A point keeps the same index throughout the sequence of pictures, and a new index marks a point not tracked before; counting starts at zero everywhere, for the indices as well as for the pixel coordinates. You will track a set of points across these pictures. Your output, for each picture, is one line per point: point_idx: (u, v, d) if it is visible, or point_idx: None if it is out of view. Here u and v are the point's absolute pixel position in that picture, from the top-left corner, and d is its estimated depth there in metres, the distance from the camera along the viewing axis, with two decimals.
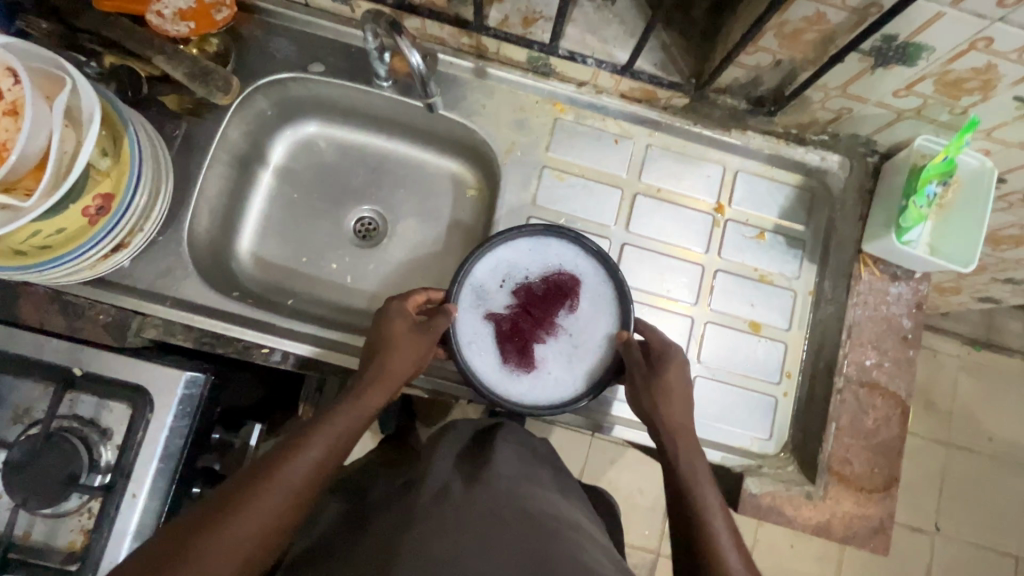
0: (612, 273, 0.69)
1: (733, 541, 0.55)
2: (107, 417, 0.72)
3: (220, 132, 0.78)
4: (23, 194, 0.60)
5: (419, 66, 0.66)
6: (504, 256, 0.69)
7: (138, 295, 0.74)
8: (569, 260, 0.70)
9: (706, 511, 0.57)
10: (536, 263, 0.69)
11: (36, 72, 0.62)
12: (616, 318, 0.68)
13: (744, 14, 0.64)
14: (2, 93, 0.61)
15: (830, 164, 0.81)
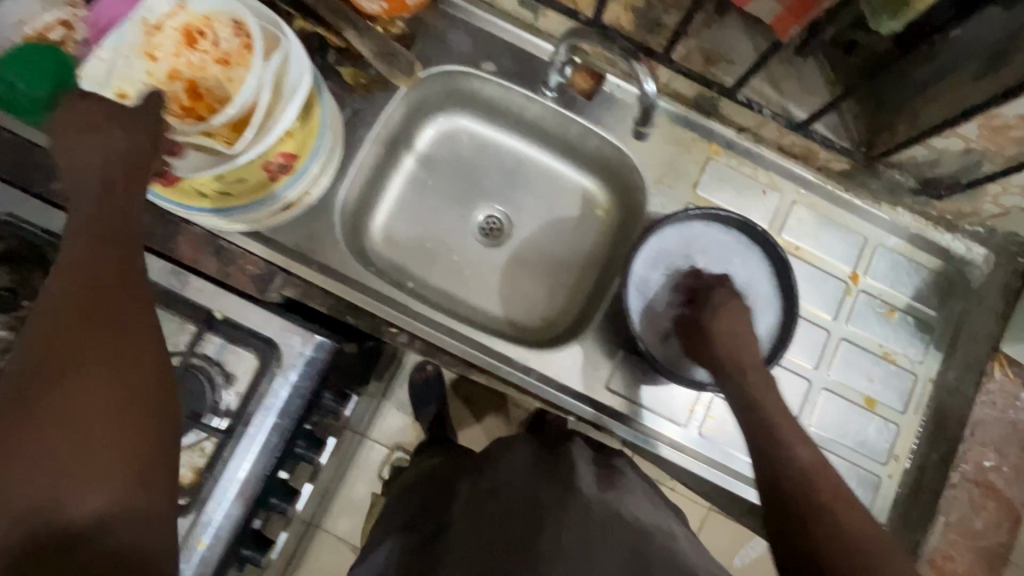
0: (758, 237, 0.75)
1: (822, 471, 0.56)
2: (232, 362, 0.73)
3: (387, 112, 0.80)
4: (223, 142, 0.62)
5: (649, 92, 0.70)
6: (654, 247, 0.76)
7: (284, 251, 0.76)
8: (712, 236, 0.77)
9: (791, 450, 0.57)
10: (683, 244, 0.77)
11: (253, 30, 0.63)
12: (766, 257, 0.76)
13: (948, 97, 0.63)
14: (218, 41, 0.63)
15: (974, 256, 0.80)
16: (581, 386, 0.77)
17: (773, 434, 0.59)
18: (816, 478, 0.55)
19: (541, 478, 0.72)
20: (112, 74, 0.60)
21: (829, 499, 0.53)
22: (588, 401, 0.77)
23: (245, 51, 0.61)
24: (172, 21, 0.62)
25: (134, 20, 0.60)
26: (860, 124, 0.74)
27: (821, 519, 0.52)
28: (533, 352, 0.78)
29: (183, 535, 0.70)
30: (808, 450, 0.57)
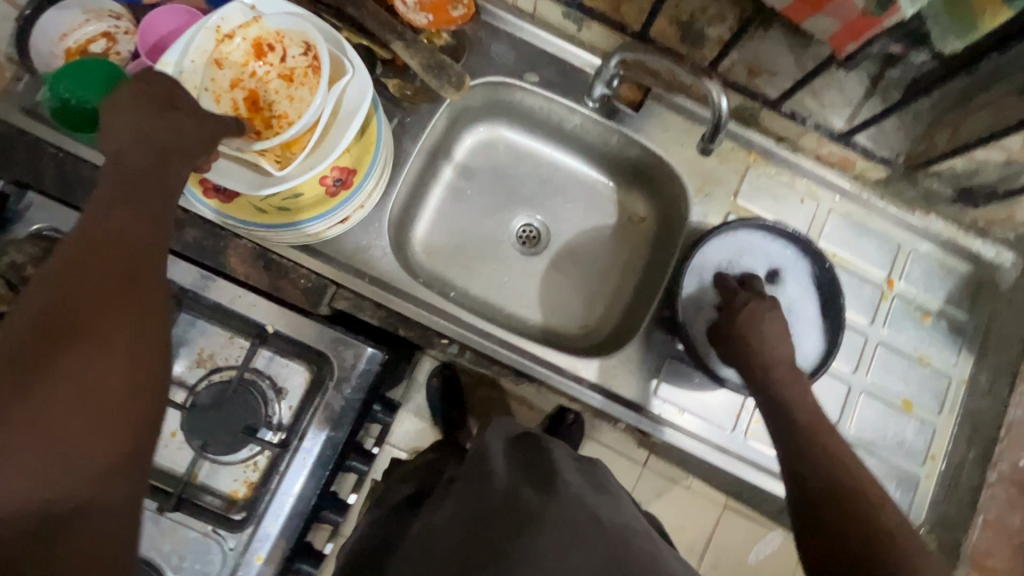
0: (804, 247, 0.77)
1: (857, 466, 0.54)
2: (284, 376, 0.74)
3: (432, 123, 0.81)
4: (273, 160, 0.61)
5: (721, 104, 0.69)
6: (701, 260, 0.78)
7: (333, 264, 0.76)
8: (759, 245, 0.78)
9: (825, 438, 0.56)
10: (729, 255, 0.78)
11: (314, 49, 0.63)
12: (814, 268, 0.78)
13: (991, 110, 0.66)
14: (286, 57, 0.64)
15: (1003, 261, 0.83)
16: (629, 394, 0.78)
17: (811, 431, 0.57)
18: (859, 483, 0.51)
19: (526, 480, 0.63)
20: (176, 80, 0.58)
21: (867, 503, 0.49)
22: (636, 408, 0.78)
23: (313, 75, 0.63)
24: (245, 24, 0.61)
25: (207, 26, 0.59)
26: (899, 134, 0.77)
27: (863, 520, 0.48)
28: (582, 361, 0.78)
29: (240, 550, 0.70)
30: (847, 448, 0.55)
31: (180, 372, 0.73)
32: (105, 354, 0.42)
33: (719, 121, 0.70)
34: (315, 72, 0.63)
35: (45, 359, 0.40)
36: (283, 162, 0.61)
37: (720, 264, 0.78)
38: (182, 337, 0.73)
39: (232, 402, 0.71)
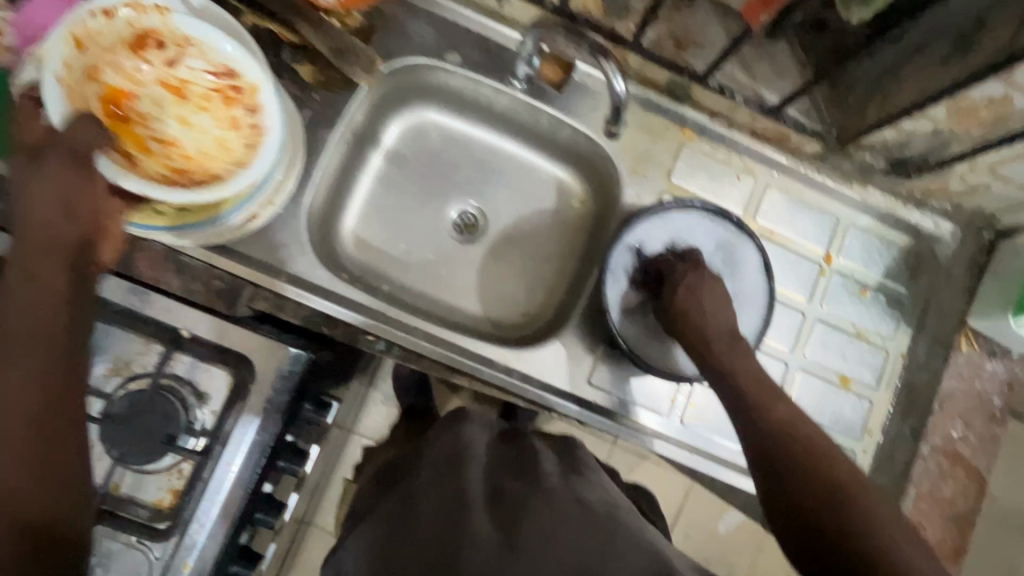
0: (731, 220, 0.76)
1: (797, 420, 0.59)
2: (205, 381, 0.72)
3: (350, 110, 0.77)
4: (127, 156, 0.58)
5: (621, 93, 0.64)
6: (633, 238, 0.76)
7: (248, 263, 0.72)
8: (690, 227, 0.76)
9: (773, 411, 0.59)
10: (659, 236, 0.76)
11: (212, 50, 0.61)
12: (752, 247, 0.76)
13: (916, 79, 0.63)
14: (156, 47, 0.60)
15: (942, 232, 0.82)
16: (564, 384, 0.77)
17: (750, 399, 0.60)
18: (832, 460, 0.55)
19: (506, 471, 0.66)
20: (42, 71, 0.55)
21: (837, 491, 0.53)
22: (570, 398, 0.77)
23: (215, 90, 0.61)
24: (135, 21, 0.59)
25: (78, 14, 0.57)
26: (832, 105, 0.74)
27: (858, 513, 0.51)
28: (514, 353, 0.77)
29: (167, 558, 0.68)
30: (790, 410, 0.60)
31: (96, 381, 0.70)
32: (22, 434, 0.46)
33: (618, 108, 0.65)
34: (223, 101, 0.61)
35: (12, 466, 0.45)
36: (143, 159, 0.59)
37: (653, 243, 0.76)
38: (94, 345, 0.70)
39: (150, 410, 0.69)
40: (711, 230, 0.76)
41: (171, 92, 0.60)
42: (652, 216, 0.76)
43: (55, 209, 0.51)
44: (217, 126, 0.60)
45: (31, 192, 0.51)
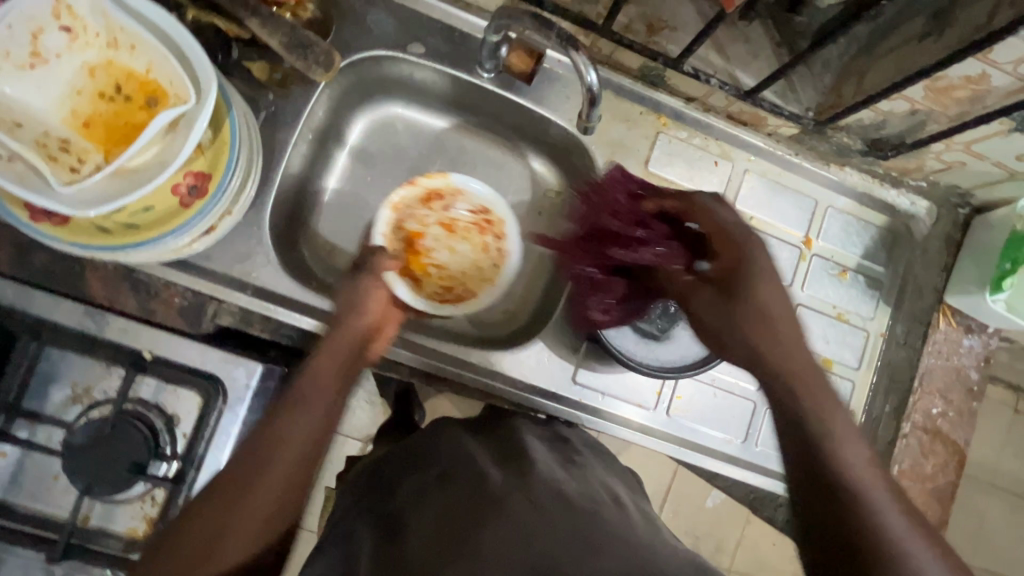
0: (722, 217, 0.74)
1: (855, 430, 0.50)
2: (174, 403, 0.68)
3: (308, 108, 0.73)
4: (69, 171, 0.54)
5: (592, 85, 0.62)
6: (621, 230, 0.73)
7: (212, 277, 0.69)
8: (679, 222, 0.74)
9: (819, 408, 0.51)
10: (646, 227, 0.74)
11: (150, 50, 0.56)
12: None
13: (892, 58, 0.62)
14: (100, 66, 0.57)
15: (918, 210, 0.82)
16: (547, 383, 0.76)
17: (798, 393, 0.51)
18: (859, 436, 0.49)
19: (493, 460, 0.59)
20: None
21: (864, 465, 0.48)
22: (554, 396, 0.76)
23: (478, 229, 0.82)
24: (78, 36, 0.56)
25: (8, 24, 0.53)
26: (808, 86, 0.73)
27: (874, 504, 0.45)
28: (495, 355, 0.76)
29: None
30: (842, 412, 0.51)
31: (54, 411, 0.66)
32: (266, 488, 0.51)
33: (591, 95, 0.63)
34: (479, 230, 0.82)
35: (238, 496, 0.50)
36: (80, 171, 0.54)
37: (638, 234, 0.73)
38: (50, 373, 0.66)
39: (115, 439, 0.65)
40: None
41: (446, 231, 0.82)
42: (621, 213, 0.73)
43: (352, 340, 0.59)
44: (473, 251, 0.82)
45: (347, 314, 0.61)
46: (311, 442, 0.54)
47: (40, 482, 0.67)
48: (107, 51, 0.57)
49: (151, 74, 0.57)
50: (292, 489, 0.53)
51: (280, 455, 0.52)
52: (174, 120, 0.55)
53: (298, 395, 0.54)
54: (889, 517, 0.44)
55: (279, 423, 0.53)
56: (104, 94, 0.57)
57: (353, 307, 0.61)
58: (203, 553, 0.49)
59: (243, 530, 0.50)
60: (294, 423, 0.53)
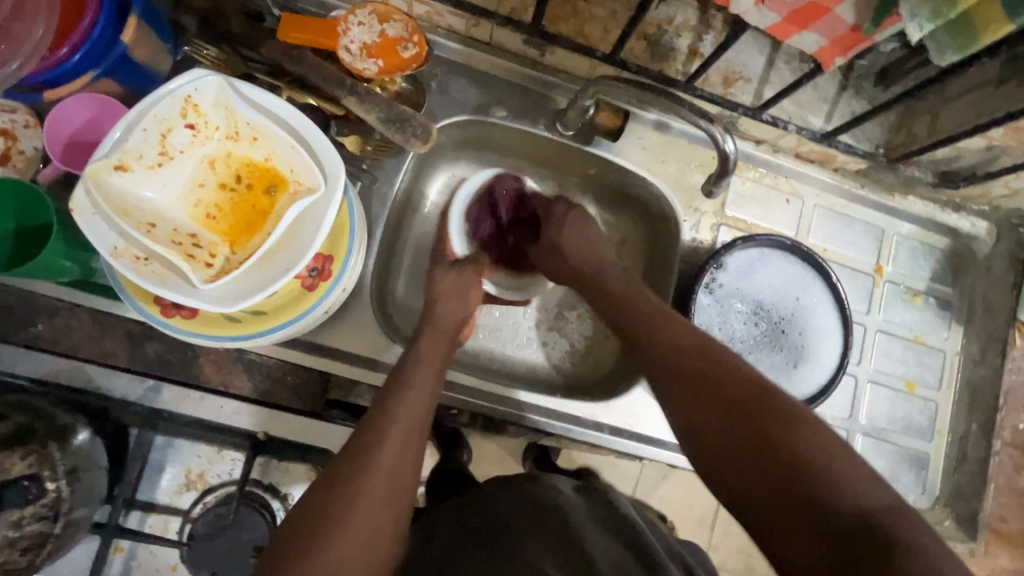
0: (796, 252, 0.77)
1: (724, 416, 0.53)
2: (285, 482, 0.71)
3: (399, 176, 0.74)
4: (205, 265, 0.55)
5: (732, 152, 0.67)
6: (728, 265, 0.76)
7: (319, 351, 0.67)
8: (758, 257, 0.77)
9: (678, 406, 0.57)
10: (736, 271, 0.76)
11: (274, 140, 0.57)
12: (798, 267, 0.78)
13: (970, 100, 0.65)
14: (227, 161, 0.58)
15: (978, 231, 0.85)
16: (647, 429, 0.78)
17: (673, 391, 0.58)
18: (725, 387, 0.55)
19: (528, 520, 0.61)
20: (111, 189, 0.52)
21: (710, 414, 0.54)
22: (655, 442, 0.78)
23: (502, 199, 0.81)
24: (187, 124, 0.55)
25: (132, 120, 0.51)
26: (878, 125, 0.76)
27: (773, 425, 0.50)
28: (600, 406, 0.77)
29: None
30: (718, 393, 0.54)
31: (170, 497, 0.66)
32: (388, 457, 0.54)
33: (727, 163, 0.68)
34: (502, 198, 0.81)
35: (359, 458, 0.53)
36: (215, 264, 0.55)
37: (727, 271, 0.76)
38: (161, 461, 0.68)
39: (237, 522, 0.65)
40: (783, 266, 0.78)
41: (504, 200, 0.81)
42: (712, 262, 0.76)
43: (445, 337, 0.67)
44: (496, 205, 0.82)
45: (443, 313, 0.70)
46: (419, 414, 0.58)
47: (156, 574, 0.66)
48: (227, 142, 0.58)
49: (272, 163, 0.58)
50: (409, 457, 0.55)
51: (398, 407, 0.57)
52: (303, 209, 0.56)
53: (409, 375, 0.61)
54: (785, 426, 0.50)
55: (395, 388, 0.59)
56: (227, 184, 0.58)
57: (441, 311, 0.69)
58: (338, 512, 0.50)
59: (371, 486, 0.52)
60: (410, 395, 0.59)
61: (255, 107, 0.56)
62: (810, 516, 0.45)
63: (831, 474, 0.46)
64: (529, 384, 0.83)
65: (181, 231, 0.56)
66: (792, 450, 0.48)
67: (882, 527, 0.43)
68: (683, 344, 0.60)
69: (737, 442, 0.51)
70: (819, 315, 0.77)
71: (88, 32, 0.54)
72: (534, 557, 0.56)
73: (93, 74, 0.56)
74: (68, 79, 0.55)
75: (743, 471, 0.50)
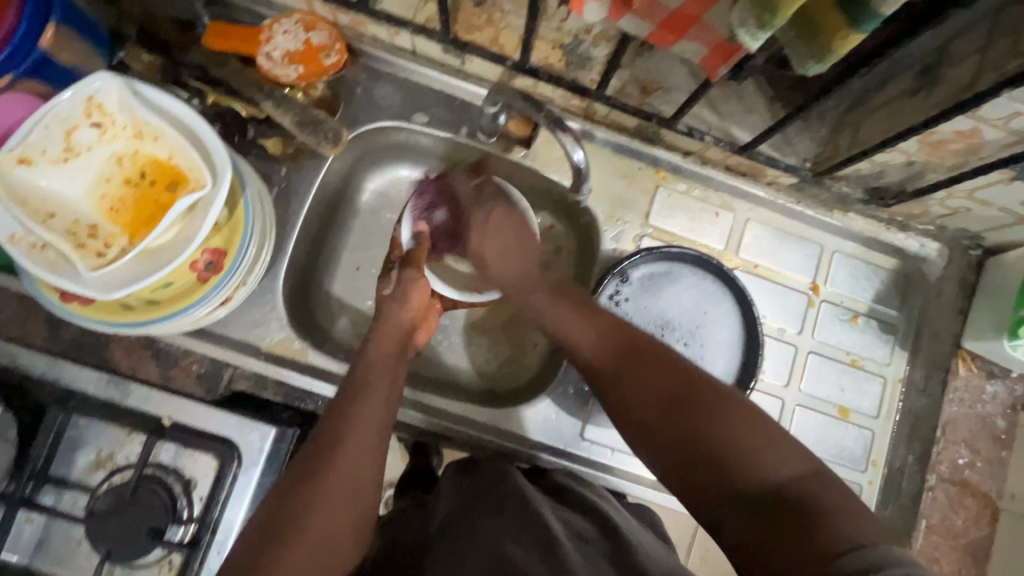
0: (709, 267, 0.75)
1: (647, 395, 0.51)
2: (191, 467, 0.71)
3: (320, 178, 0.76)
4: (95, 255, 0.59)
5: (581, 161, 0.67)
6: (635, 278, 0.76)
7: (227, 343, 0.71)
8: (667, 272, 0.77)
9: (602, 385, 0.55)
10: (638, 285, 0.76)
11: (171, 141, 0.61)
12: (714, 281, 0.76)
13: (884, 112, 0.63)
14: (125, 160, 0.61)
15: (929, 252, 0.80)
16: (556, 440, 0.78)
17: (598, 375, 0.55)
18: (654, 364, 0.52)
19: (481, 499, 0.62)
20: (13, 182, 0.56)
21: (632, 394, 0.52)
22: (560, 453, 0.78)
23: None
24: (95, 122, 0.59)
25: (43, 119, 0.57)
26: (805, 139, 0.73)
27: (697, 404, 0.48)
28: (504, 414, 0.78)
29: None
30: (640, 372, 0.52)
31: (81, 475, 0.70)
32: (343, 464, 0.55)
33: (580, 173, 0.68)
34: None
35: (320, 469, 0.54)
36: (104, 255, 0.58)
37: (630, 283, 0.76)
38: (77, 438, 0.70)
39: (136, 503, 0.67)
40: (691, 279, 0.77)
41: None
42: (618, 272, 0.75)
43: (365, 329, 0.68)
44: None
45: (389, 314, 0.68)
46: (380, 420, 0.59)
47: (64, 548, 0.69)
48: (133, 141, 0.61)
49: (172, 161, 0.61)
50: (370, 460, 0.56)
51: (357, 416, 0.58)
52: (195, 203, 0.59)
53: (365, 380, 0.61)
54: (711, 413, 0.48)
55: (354, 395, 0.60)
56: (131, 180, 0.61)
57: None
58: (297, 520, 0.51)
59: (329, 495, 0.53)
60: (372, 402, 0.59)
61: (156, 109, 0.60)
62: (736, 500, 0.45)
63: (750, 454, 0.46)
64: (446, 389, 0.83)
65: (79, 223, 0.59)
66: (718, 434, 0.47)
67: (797, 498, 0.44)
68: (611, 340, 0.56)
69: (661, 419, 0.49)
70: (731, 329, 0.76)
71: (10, 36, 0.59)
72: (497, 540, 0.55)
73: (15, 74, 0.61)
74: None
75: (668, 449, 0.49)
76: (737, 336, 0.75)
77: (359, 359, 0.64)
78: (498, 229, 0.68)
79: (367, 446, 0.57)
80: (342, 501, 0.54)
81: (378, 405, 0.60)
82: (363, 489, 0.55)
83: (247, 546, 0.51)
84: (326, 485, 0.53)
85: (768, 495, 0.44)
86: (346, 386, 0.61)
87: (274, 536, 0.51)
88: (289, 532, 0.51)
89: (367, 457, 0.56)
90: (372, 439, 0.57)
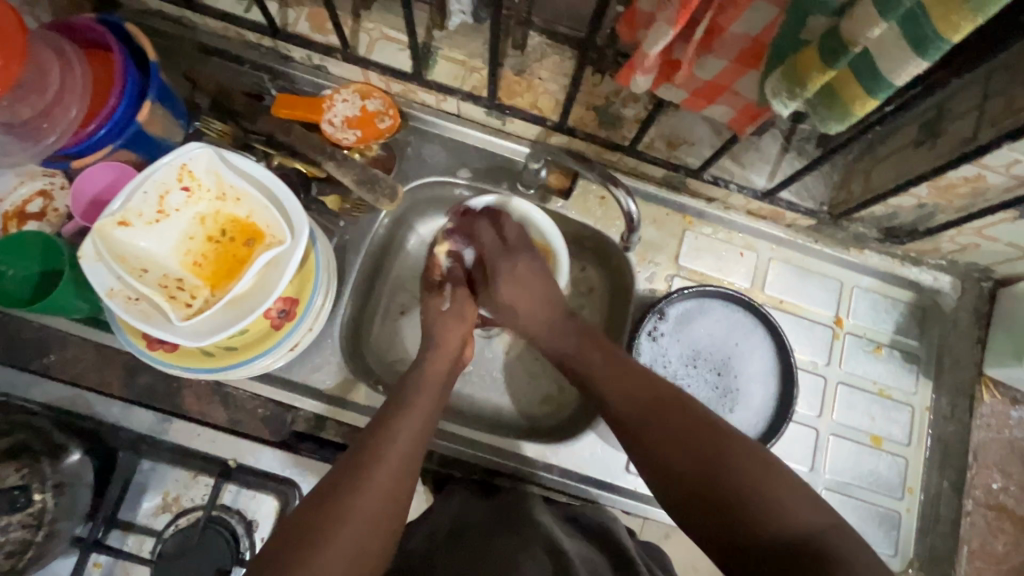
0: (741, 303, 0.80)
1: (675, 443, 0.59)
2: (253, 508, 0.74)
3: (374, 230, 0.83)
4: (184, 305, 0.65)
5: (632, 211, 0.72)
6: (671, 316, 0.81)
7: (289, 387, 0.75)
8: (699, 308, 0.81)
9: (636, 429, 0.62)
10: (675, 321, 0.81)
11: (253, 200, 0.67)
12: (746, 316, 0.81)
13: (894, 161, 0.70)
14: (211, 219, 0.68)
15: (942, 285, 0.85)
16: (603, 474, 0.81)
17: (628, 422, 0.63)
18: (683, 415, 0.60)
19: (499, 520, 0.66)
20: (114, 243, 0.62)
21: (666, 440, 0.59)
22: (606, 486, 0.81)
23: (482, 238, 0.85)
24: (186, 187, 0.66)
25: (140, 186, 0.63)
26: (820, 184, 0.80)
27: (723, 451, 0.57)
28: (551, 449, 0.81)
29: None
30: (673, 422, 0.60)
31: (146, 519, 0.72)
32: (378, 475, 0.57)
33: (632, 221, 0.73)
34: None
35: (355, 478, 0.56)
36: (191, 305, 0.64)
37: (668, 320, 0.80)
38: (143, 483, 0.73)
39: (201, 544, 0.69)
40: (725, 315, 0.81)
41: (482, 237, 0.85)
42: (655, 311, 0.80)
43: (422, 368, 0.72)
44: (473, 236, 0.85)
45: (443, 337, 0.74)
46: (416, 438, 0.62)
47: None
48: (216, 202, 0.68)
49: (251, 219, 0.68)
50: (405, 474, 0.59)
51: (398, 432, 0.61)
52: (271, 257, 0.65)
53: (408, 399, 0.65)
54: (733, 462, 0.56)
55: (395, 413, 0.63)
56: (213, 237, 0.68)
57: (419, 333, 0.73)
58: (330, 521, 0.53)
59: (359, 507, 0.54)
60: (409, 418, 0.63)
61: (241, 173, 0.66)
62: (762, 544, 0.51)
63: (771, 502, 0.53)
64: (492, 427, 0.86)
65: (168, 276, 0.66)
66: (742, 489, 0.54)
67: (813, 551, 0.50)
68: (643, 395, 0.63)
69: (692, 463, 0.57)
70: (766, 359, 0.80)
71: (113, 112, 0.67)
72: (510, 554, 0.60)
73: (112, 146, 0.69)
74: (92, 149, 0.68)
75: (696, 490, 0.56)
76: (773, 367, 0.80)
77: (409, 379, 0.68)
78: (520, 281, 0.76)
79: (402, 462, 0.59)
80: (373, 511, 0.55)
81: (414, 423, 0.63)
82: (395, 501, 0.57)
83: (273, 542, 0.52)
84: (361, 489, 0.56)
85: (787, 541, 0.51)
86: (388, 402, 0.65)
87: (303, 538, 0.51)
88: (319, 534, 0.51)
89: (401, 472, 0.59)
90: (409, 455, 0.60)
